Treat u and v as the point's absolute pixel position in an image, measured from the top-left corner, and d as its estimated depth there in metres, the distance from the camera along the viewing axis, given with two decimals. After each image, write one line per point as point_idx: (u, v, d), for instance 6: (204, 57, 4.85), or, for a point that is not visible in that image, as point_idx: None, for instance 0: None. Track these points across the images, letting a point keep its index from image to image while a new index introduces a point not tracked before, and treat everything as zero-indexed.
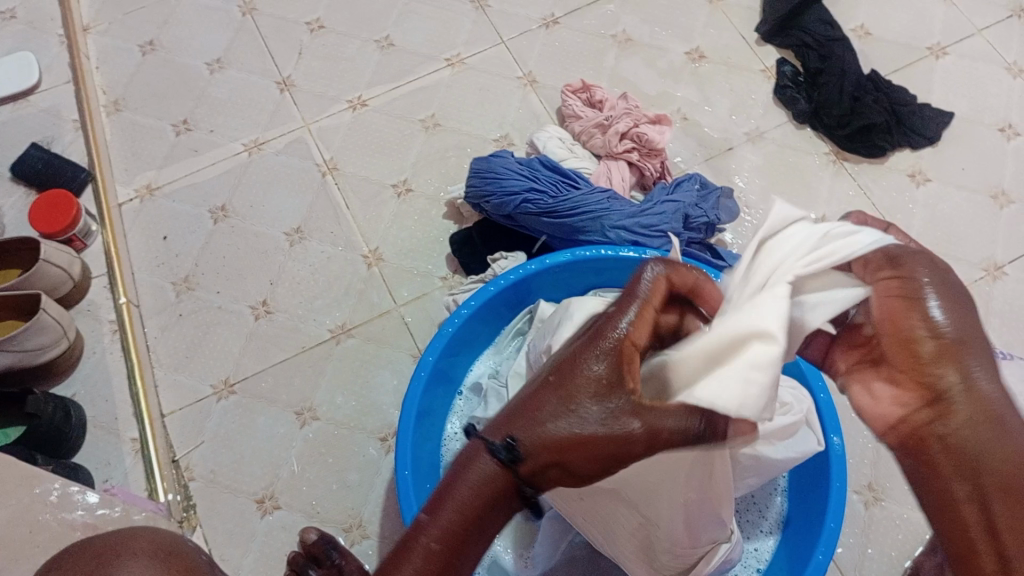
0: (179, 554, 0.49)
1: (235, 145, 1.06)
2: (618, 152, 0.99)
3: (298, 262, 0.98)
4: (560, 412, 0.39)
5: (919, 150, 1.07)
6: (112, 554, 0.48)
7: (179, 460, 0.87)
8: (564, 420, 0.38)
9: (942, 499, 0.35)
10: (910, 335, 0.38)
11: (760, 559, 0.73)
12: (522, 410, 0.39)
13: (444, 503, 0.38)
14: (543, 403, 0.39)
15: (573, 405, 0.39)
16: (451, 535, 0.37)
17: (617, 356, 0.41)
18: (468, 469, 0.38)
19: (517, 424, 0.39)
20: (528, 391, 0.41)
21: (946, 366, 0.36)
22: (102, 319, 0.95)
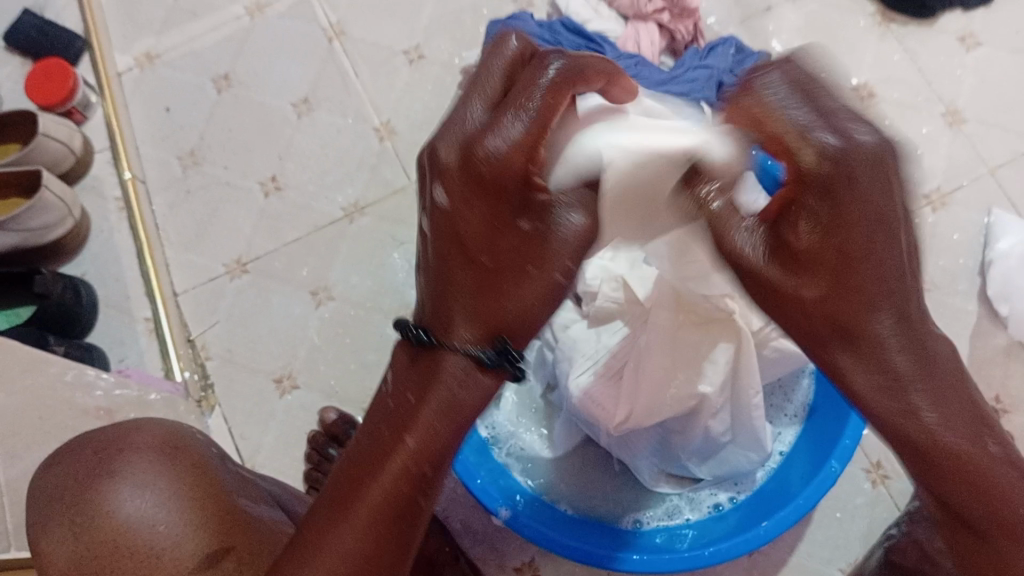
0: (184, 449, 0.52)
1: (235, 8, 0.99)
2: (648, 12, 0.92)
3: (307, 135, 0.94)
4: (496, 279, 0.39)
5: (971, 11, 0.98)
6: (114, 449, 0.49)
7: (194, 339, 0.86)
8: (507, 288, 0.39)
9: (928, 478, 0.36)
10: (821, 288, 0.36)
11: (785, 443, 0.72)
12: (443, 296, 0.39)
13: (419, 419, 0.38)
14: (460, 282, 0.39)
15: (528, 269, 0.40)
16: (432, 449, 0.38)
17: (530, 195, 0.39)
18: (430, 390, 0.38)
19: (452, 321, 0.39)
20: (437, 261, 0.40)
21: (865, 326, 0.36)
22: (107, 196, 0.92)
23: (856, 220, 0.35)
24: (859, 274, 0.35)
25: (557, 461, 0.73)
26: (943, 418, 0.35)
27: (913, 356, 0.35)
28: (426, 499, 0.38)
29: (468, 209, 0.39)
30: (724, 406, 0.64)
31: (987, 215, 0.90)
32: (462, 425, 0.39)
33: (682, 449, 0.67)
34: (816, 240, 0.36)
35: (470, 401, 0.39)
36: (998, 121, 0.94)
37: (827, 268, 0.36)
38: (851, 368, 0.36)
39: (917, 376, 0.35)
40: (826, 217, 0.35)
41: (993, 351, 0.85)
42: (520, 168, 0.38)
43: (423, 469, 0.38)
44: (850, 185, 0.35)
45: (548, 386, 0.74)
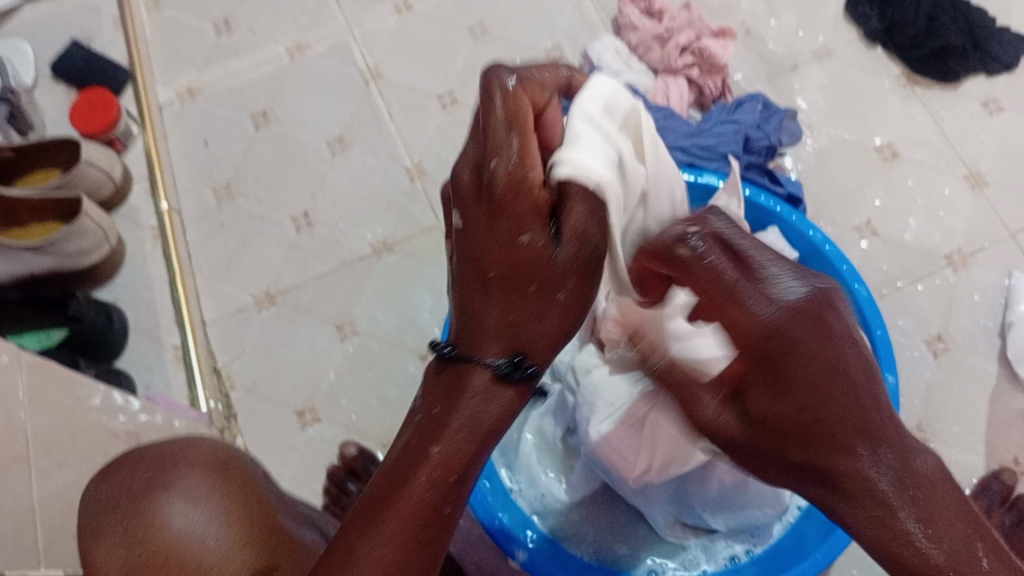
0: (233, 468, 0.54)
1: (275, 48, 1.03)
2: (677, 67, 0.95)
3: (340, 173, 0.96)
4: (511, 294, 0.39)
5: (995, 77, 1.00)
6: (170, 464, 0.52)
7: (220, 368, 0.88)
8: (519, 302, 0.39)
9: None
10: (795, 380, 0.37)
11: (803, 497, 0.71)
12: (468, 318, 0.39)
13: (448, 427, 0.38)
14: (485, 305, 0.39)
15: (530, 288, 0.39)
16: (462, 461, 0.38)
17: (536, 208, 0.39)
18: (461, 397, 0.38)
19: (475, 335, 0.39)
20: (457, 275, 0.40)
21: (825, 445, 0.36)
22: (143, 224, 0.94)
23: (817, 364, 0.36)
24: (815, 409, 0.36)
25: (572, 505, 0.73)
26: (916, 539, 0.34)
27: (892, 482, 0.34)
28: (451, 508, 0.38)
29: (481, 242, 0.39)
30: (739, 464, 0.64)
31: (1008, 277, 0.90)
32: (488, 425, 0.39)
33: (699, 500, 0.68)
34: (778, 374, 0.37)
35: (482, 411, 0.38)
36: (1021, 185, 0.95)
37: (780, 401, 0.37)
38: (832, 497, 0.36)
39: (896, 509, 0.34)
40: (781, 351, 0.37)
41: (1011, 414, 0.85)
42: (525, 183, 0.38)
43: (449, 478, 0.38)
44: (799, 326, 0.37)
45: (567, 430, 0.74)
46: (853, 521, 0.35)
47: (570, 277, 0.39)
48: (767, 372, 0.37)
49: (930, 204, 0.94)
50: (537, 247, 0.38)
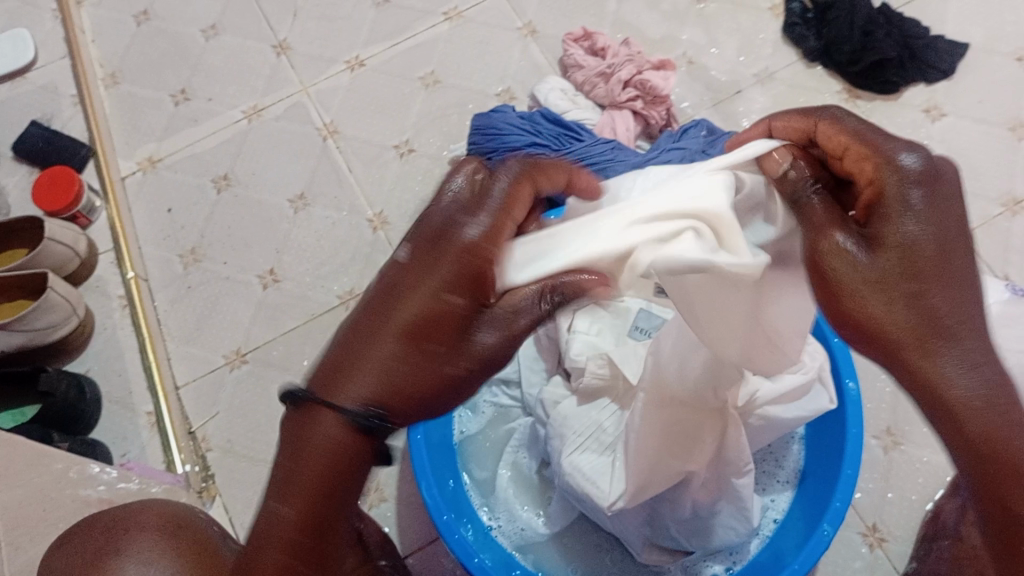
0: (187, 527, 0.52)
1: (234, 113, 1.05)
2: (621, 101, 0.97)
3: (303, 228, 0.98)
4: (414, 354, 0.38)
5: (933, 84, 1.03)
6: (122, 529, 0.51)
7: (195, 431, 0.88)
8: (426, 361, 0.39)
9: (980, 465, 0.33)
10: (907, 248, 0.35)
11: (778, 510, 0.73)
12: (341, 361, 0.38)
13: (296, 484, 0.36)
14: (376, 351, 0.38)
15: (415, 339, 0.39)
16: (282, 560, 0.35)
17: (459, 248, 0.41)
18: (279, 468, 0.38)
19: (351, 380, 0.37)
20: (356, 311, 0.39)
21: (937, 317, 0.34)
22: (111, 294, 0.95)
23: (946, 231, 0.35)
24: (945, 274, 0.34)
25: (553, 538, 0.74)
26: (1016, 427, 0.32)
27: (992, 369, 0.33)
28: (313, 541, 0.36)
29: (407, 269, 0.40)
30: (709, 479, 0.66)
31: None
32: (324, 519, 0.36)
33: (672, 520, 0.69)
34: (907, 237, 0.35)
35: (341, 450, 0.37)
36: (966, 187, 0.98)
37: (907, 262, 0.35)
38: (930, 367, 0.34)
39: (990, 389, 0.33)
40: (914, 213, 0.36)
41: None
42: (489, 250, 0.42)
43: (299, 537, 0.36)
44: (925, 199, 0.36)
45: (542, 462, 0.75)
46: (949, 400, 0.33)
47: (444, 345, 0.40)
48: (896, 235, 0.36)
49: None
50: (453, 311, 0.39)
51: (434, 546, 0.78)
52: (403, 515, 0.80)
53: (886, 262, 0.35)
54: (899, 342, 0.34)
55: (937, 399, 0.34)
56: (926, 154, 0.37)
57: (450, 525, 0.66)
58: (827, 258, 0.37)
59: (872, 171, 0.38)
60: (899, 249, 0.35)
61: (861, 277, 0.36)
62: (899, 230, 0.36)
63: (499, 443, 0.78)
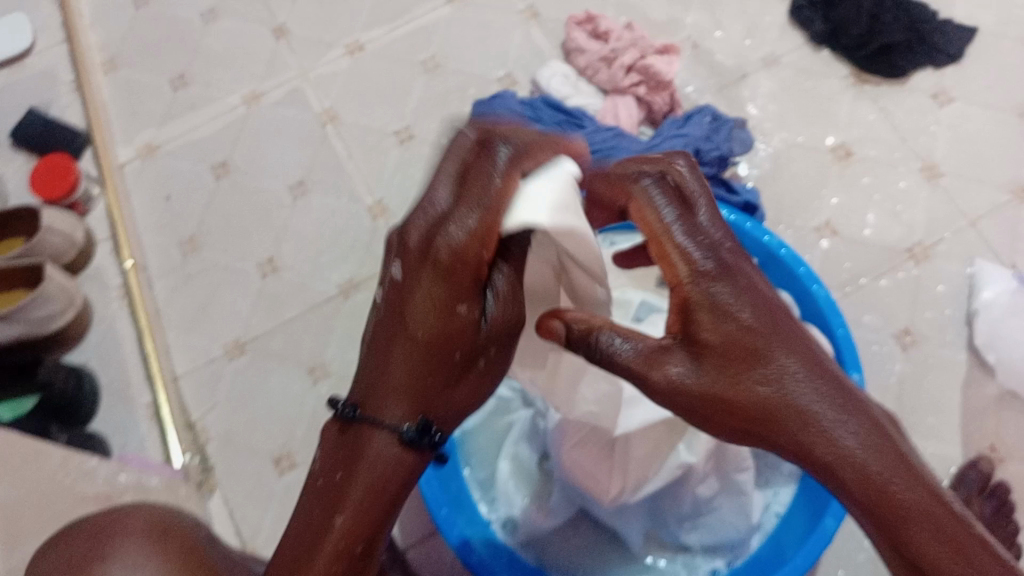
0: (174, 532, 0.49)
1: (232, 99, 1.04)
2: (624, 86, 0.96)
3: (303, 217, 0.97)
4: (429, 366, 0.43)
5: (941, 69, 1.02)
6: (104, 536, 0.47)
7: (195, 421, 0.88)
8: (438, 375, 0.44)
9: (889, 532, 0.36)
10: (719, 333, 0.42)
11: (781, 504, 0.72)
12: (377, 371, 0.44)
13: (348, 496, 0.41)
14: (396, 358, 0.43)
15: (453, 353, 0.44)
16: (354, 537, 0.41)
17: (480, 234, 0.43)
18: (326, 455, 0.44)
19: (389, 401, 0.43)
20: (387, 348, 0.44)
21: (778, 412, 0.40)
22: (110, 284, 0.94)
23: (754, 314, 0.42)
24: (756, 351, 0.41)
25: (553, 532, 0.73)
26: (883, 471, 0.37)
27: (858, 420, 0.38)
28: (364, 548, 0.41)
29: (418, 286, 0.43)
30: (709, 472, 0.67)
31: (970, 266, 0.92)
32: (382, 515, 0.42)
33: (673, 513, 0.70)
34: (721, 334, 0.42)
35: (379, 463, 0.42)
36: (976, 173, 0.97)
37: (725, 357, 0.42)
38: (812, 441, 0.39)
39: (856, 439, 0.38)
40: (714, 310, 0.43)
41: (985, 401, 0.86)
42: (477, 252, 0.43)
43: (354, 548, 0.41)
44: (727, 286, 0.43)
45: (544, 455, 0.74)
46: (820, 457, 0.39)
47: (489, 347, 0.46)
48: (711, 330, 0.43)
49: (887, 200, 0.96)
50: (467, 322, 0.44)
51: (434, 537, 0.78)
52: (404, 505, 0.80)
53: (711, 361, 0.42)
54: (757, 430, 0.41)
55: (819, 461, 0.39)
56: (715, 246, 0.44)
57: (450, 519, 0.65)
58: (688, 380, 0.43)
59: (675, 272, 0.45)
60: (716, 345, 0.42)
61: (698, 383, 0.43)
62: (710, 329, 0.43)
63: (497, 435, 0.77)
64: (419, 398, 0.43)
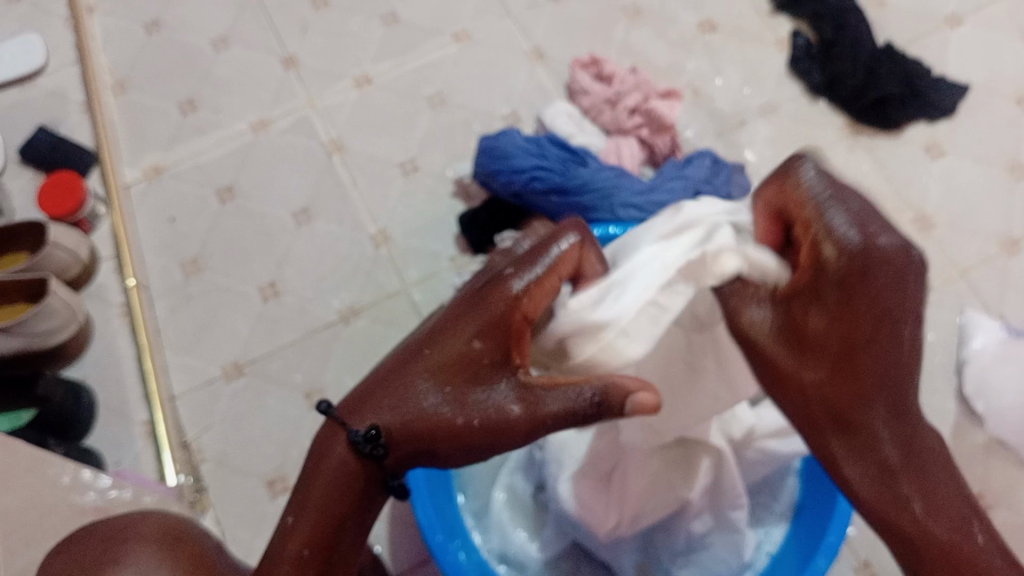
0: (185, 539, 0.51)
1: (240, 125, 1.05)
2: (627, 128, 0.99)
3: (306, 243, 0.98)
4: (432, 404, 0.44)
5: (934, 123, 1.05)
6: (119, 539, 0.50)
7: (189, 441, 0.88)
8: (425, 410, 0.44)
9: (891, 533, 0.38)
10: (832, 323, 0.41)
11: (772, 543, 0.73)
12: (385, 389, 0.45)
13: (309, 498, 0.43)
14: (406, 391, 0.44)
15: (445, 390, 0.44)
16: (314, 530, 0.42)
17: (512, 305, 0.46)
18: (321, 460, 0.44)
19: (369, 406, 0.44)
20: (402, 368, 0.45)
21: (857, 421, 0.40)
22: (111, 301, 0.95)
23: (868, 322, 0.40)
24: (865, 353, 0.40)
25: (545, 564, 0.73)
26: (943, 497, 0.38)
27: (905, 441, 0.39)
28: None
29: (446, 330, 0.46)
30: (704, 508, 0.67)
31: (961, 314, 0.93)
32: (337, 522, 0.43)
33: (666, 549, 0.71)
34: (828, 330, 0.41)
35: (330, 470, 0.43)
36: (966, 225, 0.99)
37: (831, 355, 0.41)
38: (848, 442, 0.40)
39: (907, 448, 0.39)
40: (824, 305, 0.41)
41: (973, 448, 0.87)
42: (522, 310, 0.46)
43: (302, 551, 0.42)
44: (874, 277, 0.40)
45: (539, 486, 0.75)
46: (866, 473, 0.39)
47: (477, 421, 0.44)
48: (821, 324, 0.41)
49: None
50: (480, 368, 0.45)
51: (426, 566, 0.78)
52: (396, 533, 0.80)
53: (808, 357, 0.42)
54: (826, 421, 0.41)
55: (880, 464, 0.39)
56: (865, 229, 0.41)
57: (443, 546, 0.66)
58: (761, 340, 0.45)
59: (815, 261, 0.42)
60: (836, 336, 0.41)
61: (788, 363, 0.43)
62: (818, 321, 0.42)
63: (493, 464, 0.77)
64: (409, 438, 0.44)
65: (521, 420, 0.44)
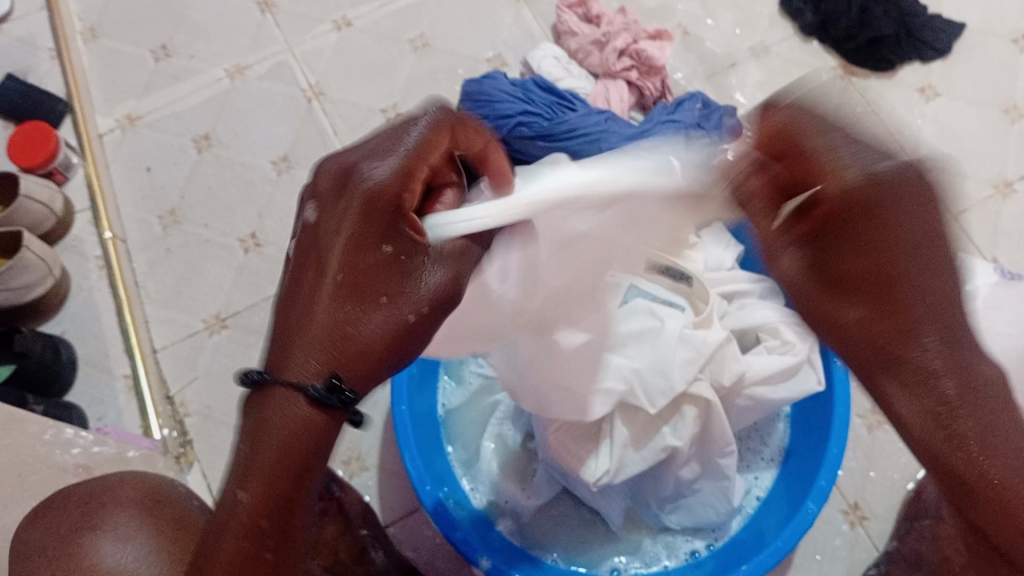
0: (166, 501, 0.51)
1: (216, 71, 1.02)
2: (616, 70, 0.96)
3: (287, 193, 0.96)
4: (351, 317, 0.38)
5: (928, 64, 1.02)
6: (96, 504, 0.49)
7: (173, 396, 0.86)
8: (362, 321, 0.38)
9: (947, 471, 0.33)
10: (857, 264, 0.36)
11: (761, 488, 0.73)
12: (293, 320, 0.38)
13: (252, 469, 0.36)
14: (309, 305, 0.38)
15: (379, 299, 0.38)
16: (273, 500, 0.37)
17: (404, 176, 0.40)
18: (269, 412, 0.37)
19: (293, 350, 0.37)
20: (302, 291, 0.39)
21: (879, 356, 0.35)
22: (88, 255, 0.92)
23: (872, 257, 0.35)
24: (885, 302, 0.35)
25: (535, 514, 0.73)
26: (979, 444, 0.32)
27: (955, 371, 0.33)
28: (273, 555, 0.37)
29: (336, 231, 0.40)
30: (692, 455, 0.67)
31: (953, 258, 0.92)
32: (304, 465, 0.37)
33: (654, 496, 0.70)
34: (852, 259, 0.36)
35: (292, 431, 0.36)
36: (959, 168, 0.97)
37: (855, 284, 0.36)
38: (897, 380, 0.34)
39: (960, 390, 0.33)
40: (855, 242, 0.36)
41: None
42: (396, 199, 0.39)
43: (259, 521, 0.37)
44: (895, 202, 0.35)
45: (527, 435, 0.74)
46: (907, 416, 0.34)
47: (419, 305, 0.39)
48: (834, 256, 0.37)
49: None
50: (390, 264, 0.39)
51: (415, 516, 0.78)
52: (385, 484, 0.80)
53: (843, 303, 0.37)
54: (864, 364, 0.36)
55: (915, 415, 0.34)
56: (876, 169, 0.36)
57: (432, 496, 0.65)
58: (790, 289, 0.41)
59: (830, 192, 0.37)
60: (842, 274, 0.37)
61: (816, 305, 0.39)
62: (850, 255, 0.37)
63: (481, 417, 0.77)
64: (352, 356, 0.37)
65: (455, 287, 0.40)
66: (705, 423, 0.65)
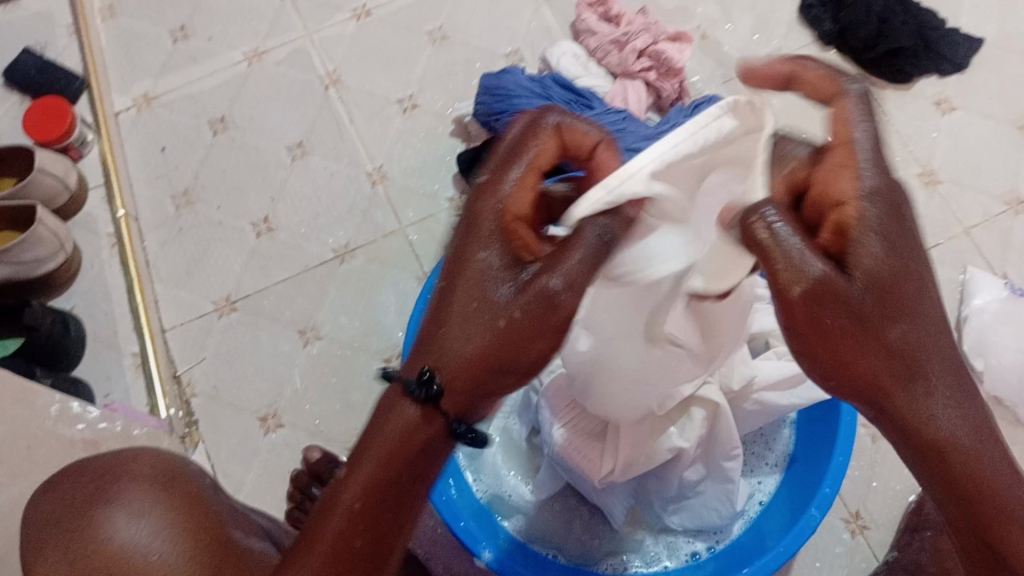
0: (179, 479, 0.51)
1: (234, 54, 1.02)
2: (634, 70, 0.96)
3: (300, 178, 0.96)
4: (471, 328, 0.42)
5: (945, 77, 1.02)
6: (112, 478, 0.49)
7: (180, 376, 0.87)
8: (469, 329, 0.42)
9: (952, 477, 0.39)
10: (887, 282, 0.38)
11: (764, 493, 0.73)
12: (429, 331, 0.43)
13: (368, 456, 0.42)
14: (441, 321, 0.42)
15: (487, 311, 0.42)
16: (378, 487, 0.42)
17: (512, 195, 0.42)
18: (391, 410, 0.43)
19: (425, 355, 0.43)
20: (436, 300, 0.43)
21: (903, 372, 0.38)
22: (100, 232, 0.93)
23: (889, 273, 0.38)
24: (895, 336, 0.38)
25: (538, 509, 0.73)
26: (975, 455, 0.39)
27: (957, 397, 0.39)
28: (363, 541, 0.42)
29: (469, 246, 0.42)
30: (697, 457, 0.67)
31: (963, 272, 0.92)
32: (409, 461, 0.43)
33: (657, 496, 0.70)
34: (873, 270, 0.38)
35: (402, 429, 0.42)
36: (973, 182, 0.97)
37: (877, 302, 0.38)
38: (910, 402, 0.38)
39: (962, 413, 0.39)
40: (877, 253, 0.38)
41: None
42: (505, 214, 0.42)
43: (360, 504, 0.42)
44: (907, 233, 0.38)
45: (532, 429, 0.74)
46: (931, 434, 0.38)
47: (519, 312, 0.41)
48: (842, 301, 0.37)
49: None
50: (502, 273, 0.42)
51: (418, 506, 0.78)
52: None
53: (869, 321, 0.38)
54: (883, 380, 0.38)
55: (927, 443, 0.39)
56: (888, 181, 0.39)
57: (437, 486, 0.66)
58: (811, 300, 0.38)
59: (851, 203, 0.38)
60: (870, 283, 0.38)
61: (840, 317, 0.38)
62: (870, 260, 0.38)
63: None
64: (469, 371, 0.42)
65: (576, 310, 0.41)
66: (711, 427, 0.65)
